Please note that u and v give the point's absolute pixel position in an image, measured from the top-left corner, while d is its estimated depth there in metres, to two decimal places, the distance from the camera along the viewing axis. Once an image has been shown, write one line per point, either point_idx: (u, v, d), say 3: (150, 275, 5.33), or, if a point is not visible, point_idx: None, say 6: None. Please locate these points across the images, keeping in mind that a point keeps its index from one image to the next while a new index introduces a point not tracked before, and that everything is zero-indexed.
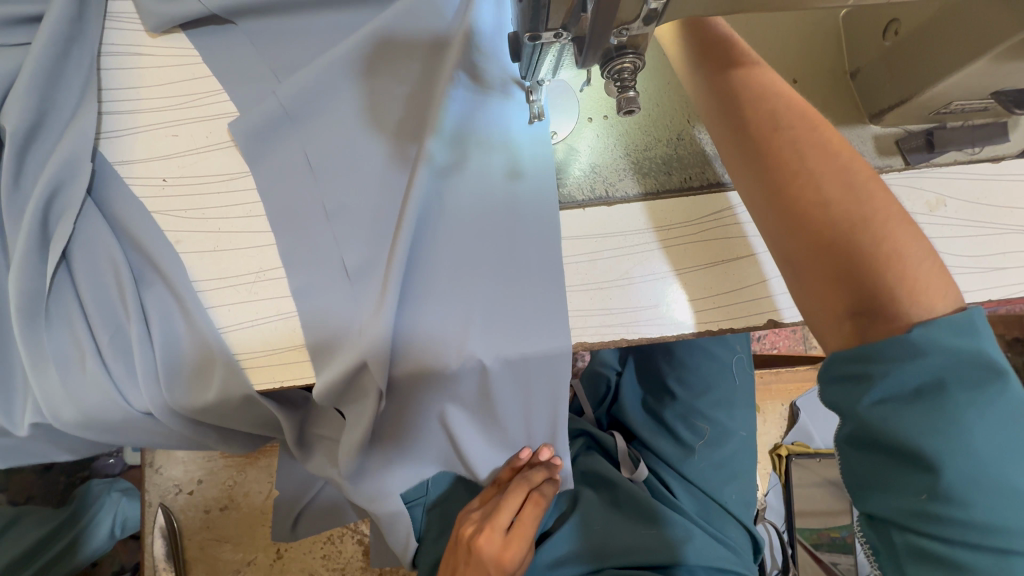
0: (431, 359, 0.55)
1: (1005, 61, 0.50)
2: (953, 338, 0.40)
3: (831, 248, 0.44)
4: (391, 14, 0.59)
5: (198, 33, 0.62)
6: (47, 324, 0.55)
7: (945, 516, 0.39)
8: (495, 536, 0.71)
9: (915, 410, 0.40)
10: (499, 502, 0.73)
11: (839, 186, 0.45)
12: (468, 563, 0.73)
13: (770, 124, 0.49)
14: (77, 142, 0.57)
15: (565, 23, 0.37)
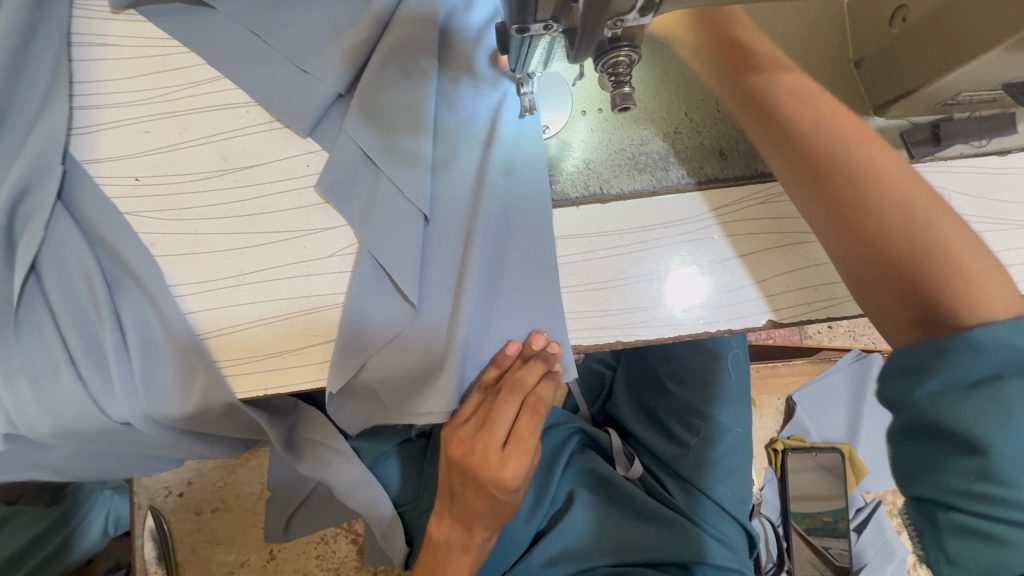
0: (420, 356, 0.53)
1: (1017, 53, 0.47)
2: (1014, 335, 0.38)
3: (897, 269, 0.46)
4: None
5: (170, 21, 0.59)
6: (17, 335, 0.53)
7: (992, 496, 0.38)
8: (490, 452, 0.58)
9: (970, 400, 0.38)
10: (491, 415, 0.58)
11: (897, 207, 0.48)
12: (464, 484, 0.62)
13: (827, 150, 0.51)
14: (44, 142, 0.54)
15: (556, 14, 0.34)
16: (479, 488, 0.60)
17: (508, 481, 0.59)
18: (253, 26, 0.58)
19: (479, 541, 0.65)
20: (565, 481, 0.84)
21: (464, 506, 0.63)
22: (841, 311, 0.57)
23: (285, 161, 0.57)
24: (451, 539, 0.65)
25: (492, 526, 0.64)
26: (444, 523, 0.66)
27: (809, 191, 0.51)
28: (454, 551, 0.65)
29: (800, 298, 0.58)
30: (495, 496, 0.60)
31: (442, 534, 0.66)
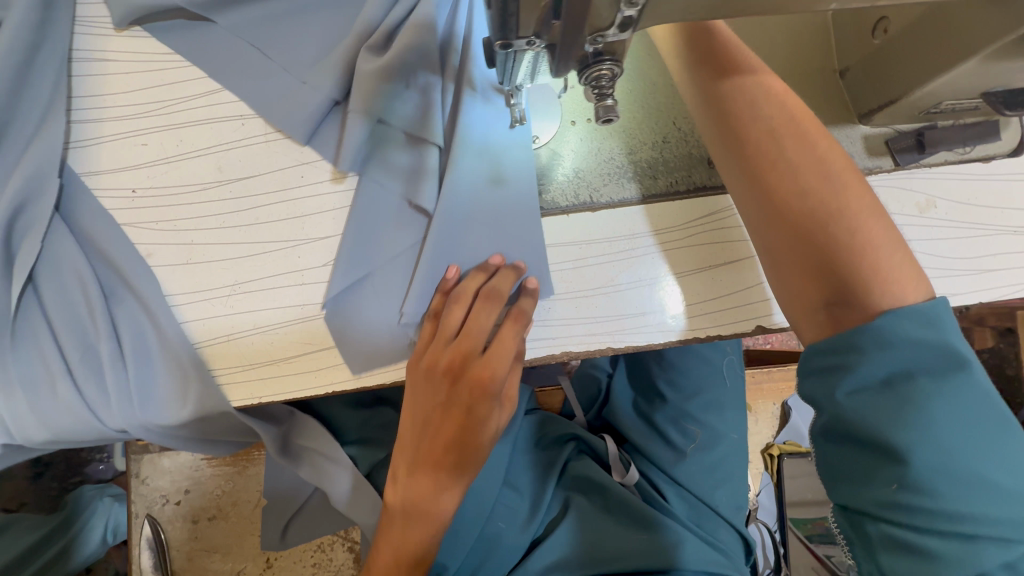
0: (371, 312, 0.55)
1: (997, 62, 0.47)
2: (920, 329, 0.40)
3: (810, 238, 0.46)
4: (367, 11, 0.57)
5: (167, 36, 0.59)
6: (15, 346, 0.53)
7: (916, 505, 0.37)
8: (469, 361, 0.55)
9: (883, 401, 0.39)
10: (468, 323, 0.54)
11: (816, 176, 0.47)
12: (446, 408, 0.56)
13: (750, 114, 0.50)
14: (43, 156, 0.55)
15: (537, 30, 0.35)
16: (459, 404, 0.56)
17: (490, 389, 0.55)
18: (250, 40, 0.59)
19: (462, 468, 0.58)
20: (560, 487, 0.85)
21: (441, 431, 0.57)
22: None
23: (279, 172, 0.58)
24: (424, 474, 0.58)
25: (474, 452, 0.58)
26: (414, 460, 0.58)
27: (735, 161, 0.51)
28: (432, 486, 0.58)
29: None
30: (477, 410, 0.56)
31: (414, 470, 0.58)
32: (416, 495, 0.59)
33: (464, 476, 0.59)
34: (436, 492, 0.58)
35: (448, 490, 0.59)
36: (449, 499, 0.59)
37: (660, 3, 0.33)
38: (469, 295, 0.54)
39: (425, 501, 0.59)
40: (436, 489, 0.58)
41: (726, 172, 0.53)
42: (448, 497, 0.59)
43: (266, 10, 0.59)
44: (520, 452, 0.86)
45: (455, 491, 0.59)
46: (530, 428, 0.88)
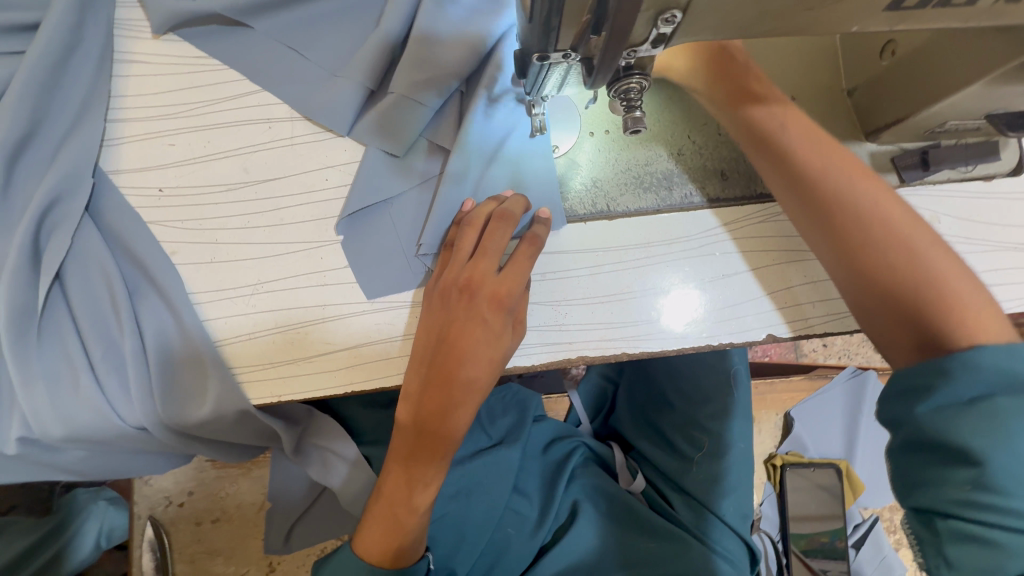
0: (378, 247, 0.58)
1: (1001, 85, 0.50)
2: (1008, 360, 0.40)
3: (901, 300, 0.49)
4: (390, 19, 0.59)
5: (199, 39, 0.60)
6: (39, 341, 0.54)
7: (992, 506, 0.38)
8: (485, 275, 0.54)
9: (966, 414, 0.40)
10: (482, 240, 0.54)
11: (898, 241, 0.50)
12: (455, 321, 0.53)
13: (829, 187, 0.53)
14: (74, 155, 0.56)
15: (574, 44, 0.37)
16: (474, 319, 0.53)
17: (506, 305, 0.53)
18: (280, 46, 0.60)
19: (472, 393, 0.54)
20: (568, 494, 0.85)
21: (454, 347, 0.53)
22: (838, 327, 0.60)
23: (304, 175, 0.59)
24: (432, 395, 0.53)
25: (486, 372, 0.54)
26: (421, 383, 0.54)
27: (819, 230, 0.53)
28: (440, 408, 0.54)
29: (797, 314, 0.60)
30: (493, 325, 0.53)
31: (420, 392, 0.54)
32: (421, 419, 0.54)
33: (473, 401, 0.55)
34: (443, 416, 0.54)
35: (457, 414, 0.54)
36: (456, 422, 0.55)
37: (693, 21, 0.35)
38: (485, 217, 0.55)
39: (430, 424, 0.54)
40: (445, 410, 0.54)
41: (805, 234, 0.55)
42: (457, 420, 0.55)
43: (297, 15, 0.60)
44: (529, 459, 0.86)
45: (463, 415, 0.55)
46: (542, 434, 0.89)
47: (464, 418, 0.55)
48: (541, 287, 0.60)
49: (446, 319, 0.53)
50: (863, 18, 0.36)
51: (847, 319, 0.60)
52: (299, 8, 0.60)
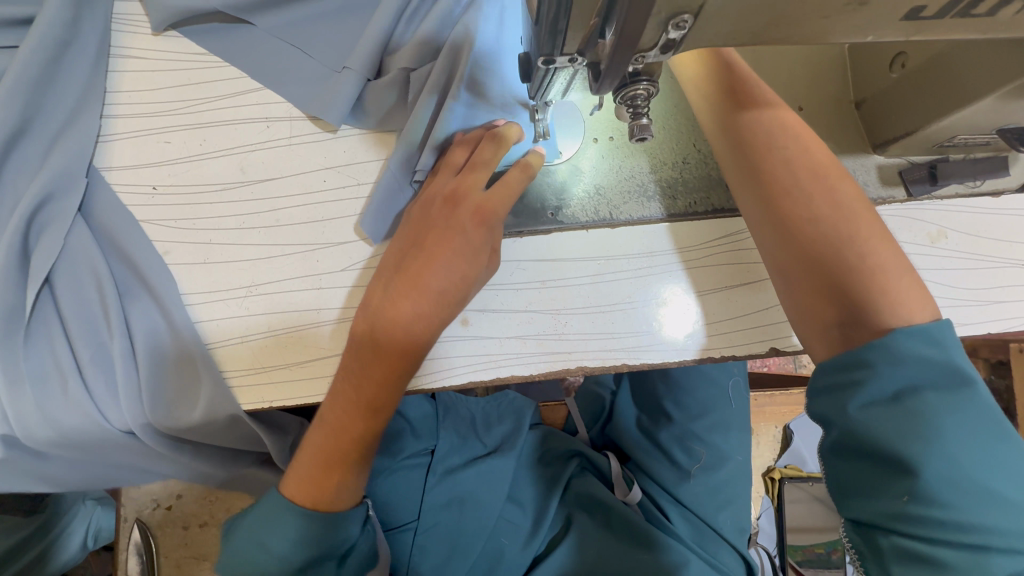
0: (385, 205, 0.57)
1: (1012, 100, 0.48)
2: (922, 348, 0.40)
3: (825, 264, 0.46)
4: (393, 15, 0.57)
5: (199, 36, 0.59)
6: (26, 342, 0.52)
7: (926, 516, 0.37)
8: (474, 187, 0.52)
9: (893, 415, 0.38)
10: (472, 159, 0.53)
11: (829, 205, 0.47)
12: (432, 232, 0.52)
13: (765, 143, 0.50)
14: (68, 152, 0.54)
15: (581, 48, 0.35)
16: (452, 229, 0.51)
17: (488, 221, 0.51)
18: (281, 44, 0.59)
19: (437, 309, 0.50)
20: (561, 506, 0.84)
21: (428, 251, 0.51)
22: None
23: (302, 176, 0.58)
24: (396, 302, 0.50)
25: (458, 286, 0.50)
26: (385, 294, 0.51)
27: (753, 189, 0.51)
28: (400, 321, 0.49)
29: None
30: (474, 236, 0.51)
31: (383, 304, 0.50)
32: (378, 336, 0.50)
33: (439, 315, 0.50)
34: (402, 332, 0.49)
35: (416, 328, 0.50)
36: (418, 334, 0.50)
37: (705, 26, 0.33)
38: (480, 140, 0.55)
39: (385, 345, 0.50)
40: (407, 319, 0.49)
41: (741, 195, 0.53)
42: (412, 344, 0.50)
43: (299, 12, 0.59)
44: (524, 469, 0.84)
45: (423, 333, 0.50)
46: (534, 443, 0.86)
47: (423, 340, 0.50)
48: (541, 295, 0.59)
49: (426, 225, 0.53)
50: (877, 29, 0.35)
51: None
52: (301, 5, 0.59)
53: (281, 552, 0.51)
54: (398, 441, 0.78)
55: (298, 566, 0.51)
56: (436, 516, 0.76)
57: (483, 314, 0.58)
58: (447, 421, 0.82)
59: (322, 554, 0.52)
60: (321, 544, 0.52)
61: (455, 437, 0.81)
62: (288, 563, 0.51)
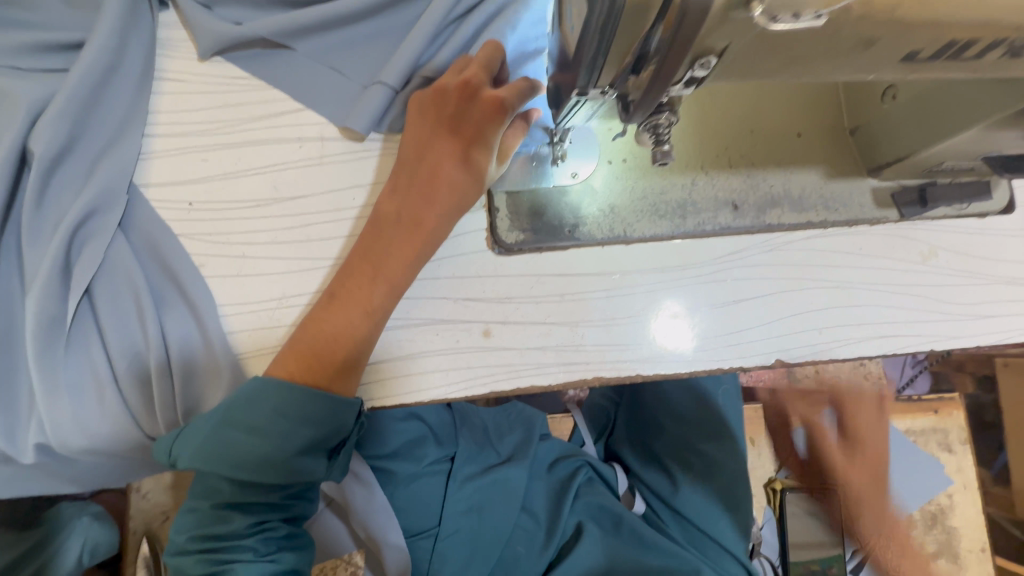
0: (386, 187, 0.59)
1: (997, 130, 0.53)
2: None
3: None
4: (424, 41, 0.60)
5: (239, 60, 0.62)
6: (66, 351, 0.54)
7: None
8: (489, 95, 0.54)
9: None
10: (466, 89, 0.55)
11: None
12: (436, 147, 0.55)
13: None
14: (112, 171, 0.57)
15: (613, 82, 0.39)
16: (454, 145, 0.55)
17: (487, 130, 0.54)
18: (316, 68, 0.62)
19: (431, 246, 0.55)
20: (574, 513, 0.84)
21: (432, 168, 0.55)
22: (838, 353, 0.63)
23: (333, 193, 0.61)
24: (396, 237, 0.54)
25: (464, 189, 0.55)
26: (409, 197, 0.55)
27: None
28: (379, 294, 0.53)
29: (803, 339, 0.63)
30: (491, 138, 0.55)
31: (390, 222, 0.55)
32: (378, 271, 0.54)
33: (426, 255, 0.55)
34: (406, 258, 0.54)
35: (389, 295, 0.54)
36: (363, 330, 0.53)
37: (725, 64, 0.37)
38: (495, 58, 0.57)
39: (407, 241, 0.54)
40: (401, 258, 0.54)
41: None
42: (427, 241, 0.55)
43: (335, 37, 0.62)
44: (536, 478, 0.86)
45: (414, 269, 0.55)
46: (549, 452, 0.89)
47: (398, 295, 0.55)
48: (559, 307, 0.62)
49: (449, 122, 0.56)
50: (877, 69, 0.39)
51: (846, 347, 0.64)
52: (335, 31, 0.62)
53: (280, 429, 0.50)
54: (422, 446, 0.79)
55: (298, 446, 0.51)
56: (451, 523, 0.76)
57: (506, 326, 0.61)
58: (463, 430, 0.84)
59: (318, 442, 0.52)
60: (322, 429, 0.52)
61: (471, 445, 0.83)
62: (287, 439, 0.51)
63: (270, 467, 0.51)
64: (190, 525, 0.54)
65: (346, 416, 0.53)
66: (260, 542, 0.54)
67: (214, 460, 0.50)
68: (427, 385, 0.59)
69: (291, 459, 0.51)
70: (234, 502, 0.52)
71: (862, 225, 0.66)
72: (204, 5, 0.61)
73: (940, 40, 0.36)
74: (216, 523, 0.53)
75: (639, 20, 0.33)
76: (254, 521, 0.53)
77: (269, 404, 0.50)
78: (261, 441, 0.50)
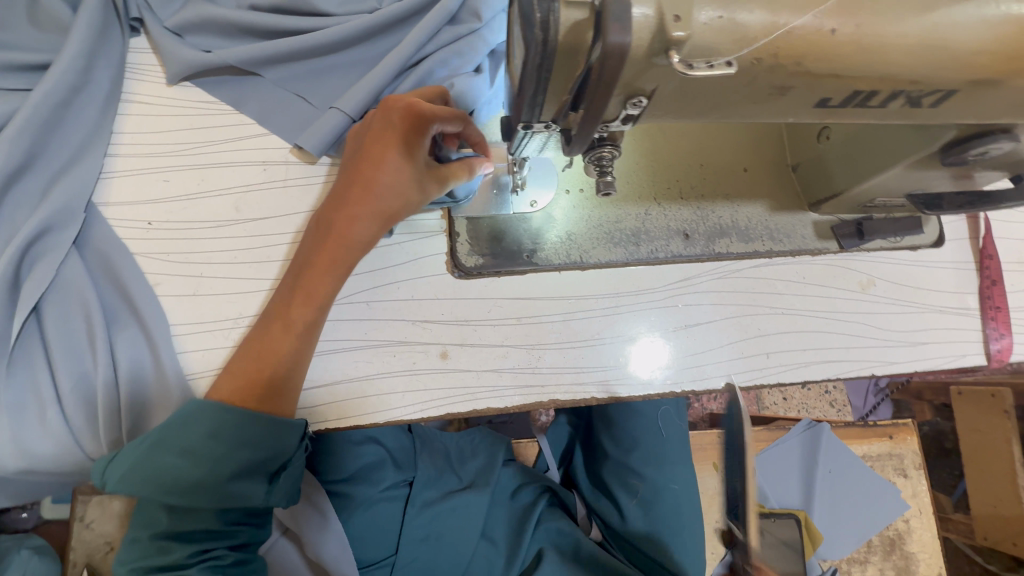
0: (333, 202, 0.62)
1: (917, 170, 0.57)
2: None
3: None
4: (388, 71, 0.63)
5: (209, 85, 0.64)
6: (9, 372, 0.53)
7: None
8: (392, 122, 0.53)
9: None
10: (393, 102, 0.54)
11: None
12: (364, 150, 0.54)
13: None
14: (70, 190, 0.57)
15: (554, 117, 0.42)
16: (381, 147, 0.53)
17: (415, 138, 0.52)
18: (285, 95, 0.64)
19: (348, 255, 0.55)
20: (534, 540, 0.83)
21: (359, 171, 0.54)
22: (785, 378, 0.66)
23: (294, 216, 0.62)
24: (318, 245, 0.55)
25: (386, 199, 0.54)
26: (333, 204, 0.55)
27: None
28: (300, 305, 0.54)
29: (751, 364, 0.66)
30: (394, 157, 0.53)
31: (313, 231, 0.56)
32: (302, 283, 0.54)
33: (348, 267, 0.56)
34: (324, 268, 0.54)
35: (309, 308, 0.54)
36: (283, 337, 0.53)
37: (657, 104, 0.40)
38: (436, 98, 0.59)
39: (323, 251, 0.55)
40: (323, 266, 0.54)
41: None
42: (343, 249, 0.55)
43: (304, 66, 0.64)
44: (499, 505, 0.86)
45: (333, 279, 0.55)
46: (509, 478, 0.88)
47: (320, 308, 0.54)
48: (516, 330, 0.63)
49: (379, 125, 0.54)
50: (797, 113, 0.42)
51: (794, 371, 0.66)
52: (304, 61, 0.64)
53: (215, 452, 0.49)
54: (379, 470, 0.77)
55: (234, 469, 0.49)
56: (413, 548, 0.77)
57: (464, 348, 0.62)
58: (424, 453, 0.83)
59: (257, 465, 0.51)
60: (261, 450, 0.51)
61: (432, 470, 0.82)
62: (223, 462, 0.49)
63: (202, 492, 0.48)
64: (134, 557, 0.51)
65: (287, 437, 0.52)
66: (205, 572, 0.50)
67: (145, 484, 0.48)
68: (383, 405, 0.59)
69: (227, 484, 0.49)
70: (173, 530, 0.50)
71: (805, 255, 0.70)
72: (175, 33, 0.63)
73: (848, 88, 0.39)
74: (158, 555, 0.50)
75: (570, 60, 0.35)
76: (196, 550, 0.50)
77: (204, 428, 0.49)
78: (195, 464, 0.49)
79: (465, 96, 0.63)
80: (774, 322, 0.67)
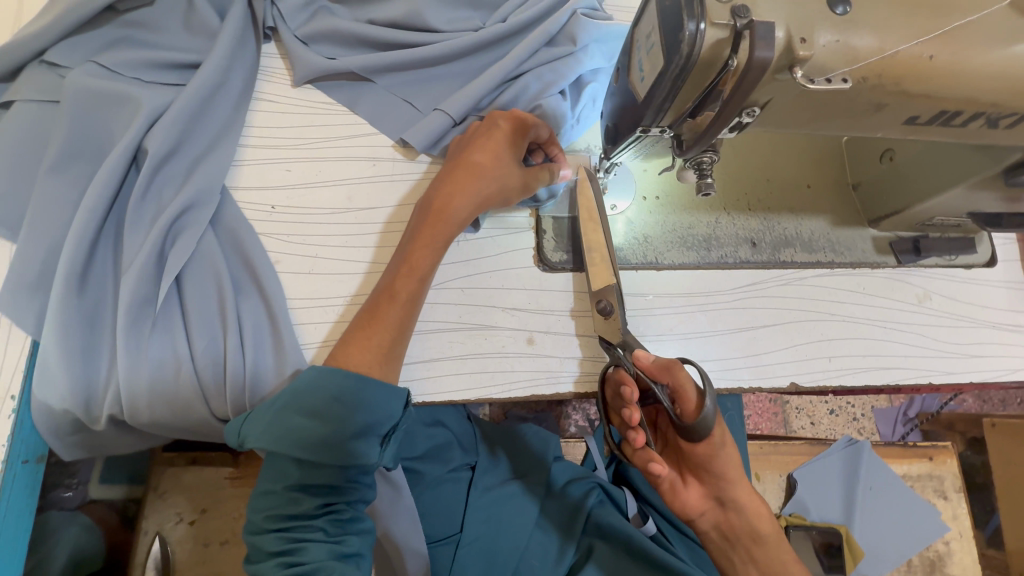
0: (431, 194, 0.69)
1: (979, 190, 0.61)
2: None
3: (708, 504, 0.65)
4: (490, 82, 0.69)
5: (328, 87, 0.71)
6: (152, 331, 0.59)
7: None
8: (495, 125, 0.63)
9: None
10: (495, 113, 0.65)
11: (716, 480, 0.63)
12: (468, 145, 0.63)
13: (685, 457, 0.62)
14: (209, 173, 0.64)
15: (672, 122, 0.47)
16: (485, 141, 0.62)
17: (515, 137, 0.62)
18: (395, 99, 0.71)
19: (446, 230, 0.61)
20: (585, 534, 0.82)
21: (462, 159, 0.62)
22: (847, 380, 0.69)
23: (400, 207, 0.68)
24: (421, 222, 0.61)
25: (486, 183, 0.61)
26: (436, 187, 0.62)
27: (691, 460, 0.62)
28: (408, 279, 0.59)
29: (814, 366, 0.70)
30: (495, 151, 0.61)
31: (417, 212, 0.62)
32: (407, 257, 0.60)
33: (446, 246, 0.62)
34: (426, 243, 0.60)
35: (412, 281, 0.59)
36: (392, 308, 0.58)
37: (767, 114, 0.45)
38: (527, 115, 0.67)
39: (425, 228, 0.61)
40: (426, 242, 0.60)
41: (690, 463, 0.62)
42: (443, 225, 0.61)
43: (414, 75, 0.71)
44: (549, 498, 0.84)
45: (433, 255, 0.61)
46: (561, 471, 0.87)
47: (421, 282, 0.60)
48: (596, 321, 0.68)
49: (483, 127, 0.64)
50: (885, 129, 0.48)
51: (856, 374, 0.70)
52: (414, 70, 0.71)
53: (339, 413, 0.53)
54: (448, 451, 0.86)
55: (354, 429, 0.54)
56: (477, 529, 0.80)
57: (548, 335, 0.67)
58: (484, 443, 0.89)
59: (372, 427, 0.55)
60: (375, 414, 0.55)
61: (492, 457, 0.87)
62: (345, 423, 0.53)
63: (330, 448, 0.53)
64: (265, 506, 0.55)
65: (394, 406, 0.56)
66: (329, 523, 0.56)
67: (278, 441, 0.53)
68: (474, 384, 0.64)
69: (348, 442, 0.53)
70: (303, 483, 0.54)
71: (864, 267, 0.74)
72: (302, 41, 0.71)
73: (936, 108, 0.44)
74: (288, 505, 0.55)
75: (705, 73, 0.41)
76: (323, 503, 0.55)
77: (327, 391, 0.54)
78: (322, 424, 0.53)
79: (553, 112, 0.70)
80: (838, 327, 0.71)
